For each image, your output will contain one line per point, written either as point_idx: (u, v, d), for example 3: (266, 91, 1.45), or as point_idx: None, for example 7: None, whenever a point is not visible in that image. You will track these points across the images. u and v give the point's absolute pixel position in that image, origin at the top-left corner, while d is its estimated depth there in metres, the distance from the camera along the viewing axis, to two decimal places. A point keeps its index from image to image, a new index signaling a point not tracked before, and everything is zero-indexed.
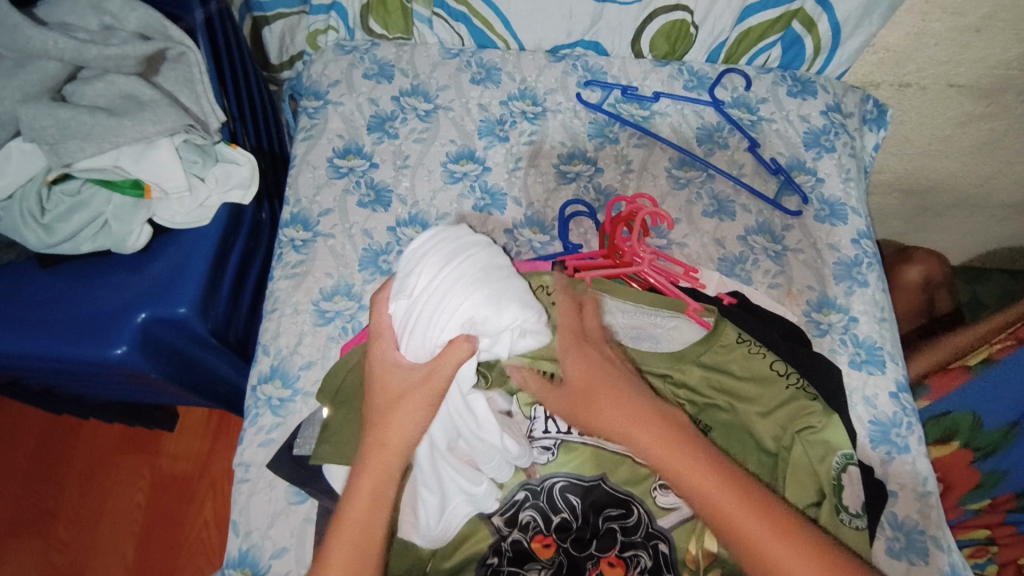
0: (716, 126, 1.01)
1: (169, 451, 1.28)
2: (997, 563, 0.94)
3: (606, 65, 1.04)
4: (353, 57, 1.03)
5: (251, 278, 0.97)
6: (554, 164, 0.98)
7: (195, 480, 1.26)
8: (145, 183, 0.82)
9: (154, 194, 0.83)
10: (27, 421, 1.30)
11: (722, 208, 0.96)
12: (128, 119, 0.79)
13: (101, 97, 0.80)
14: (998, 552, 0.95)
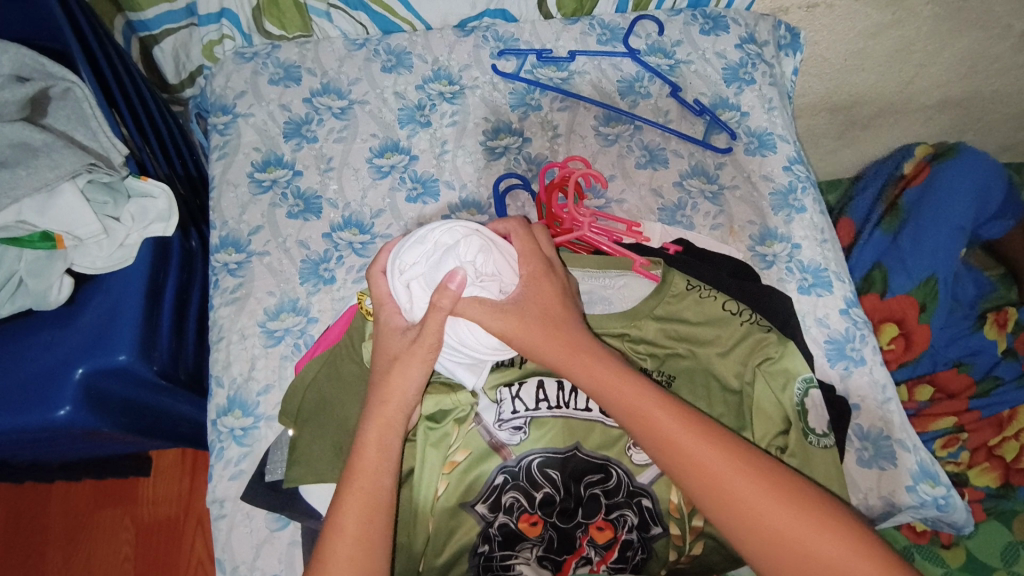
0: (635, 76, 1.00)
1: (147, 497, 1.24)
2: (968, 450, 1.03)
3: (517, 32, 1.02)
4: (256, 64, 0.98)
5: (192, 310, 0.94)
6: (481, 141, 0.96)
7: (181, 520, 1.23)
8: (56, 234, 0.78)
9: (68, 243, 0.78)
10: None
11: (654, 157, 0.95)
12: (23, 168, 0.74)
13: None
14: (968, 439, 1.03)
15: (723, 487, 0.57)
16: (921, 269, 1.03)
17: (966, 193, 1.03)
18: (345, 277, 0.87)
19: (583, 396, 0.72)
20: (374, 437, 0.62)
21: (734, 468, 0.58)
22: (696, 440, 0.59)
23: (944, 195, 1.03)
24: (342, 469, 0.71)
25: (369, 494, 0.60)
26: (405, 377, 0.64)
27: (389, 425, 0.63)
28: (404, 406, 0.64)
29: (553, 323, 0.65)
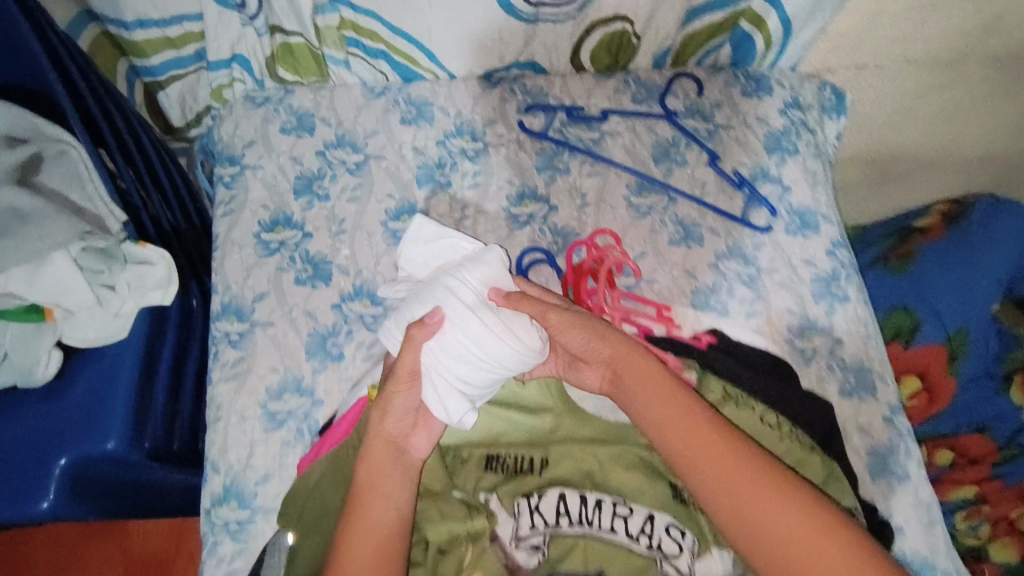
0: (671, 140, 0.93)
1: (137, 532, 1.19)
2: (988, 524, 0.94)
3: (546, 85, 0.95)
4: (267, 110, 0.92)
5: (189, 376, 0.88)
6: (504, 206, 0.89)
7: (172, 559, 1.18)
8: (46, 306, 0.72)
9: (59, 315, 0.73)
10: None
11: (688, 234, 0.89)
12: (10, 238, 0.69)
13: None
14: (988, 511, 0.95)
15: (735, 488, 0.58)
16: (953, 320, 0.97)
17: (1009, 247, 0.97)
18: (354, 354, 0.82)
19: (608, 515, 0.67)
20: (366, 479, 0.62)
21: (748, 468, 0.59)
22: (714, 439, 0.60)
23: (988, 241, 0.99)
24: None
25: (371, 543, 0.59)
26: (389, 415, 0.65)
27: (382, 468, 0.63)
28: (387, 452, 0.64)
29: (594, 322, 0.68)
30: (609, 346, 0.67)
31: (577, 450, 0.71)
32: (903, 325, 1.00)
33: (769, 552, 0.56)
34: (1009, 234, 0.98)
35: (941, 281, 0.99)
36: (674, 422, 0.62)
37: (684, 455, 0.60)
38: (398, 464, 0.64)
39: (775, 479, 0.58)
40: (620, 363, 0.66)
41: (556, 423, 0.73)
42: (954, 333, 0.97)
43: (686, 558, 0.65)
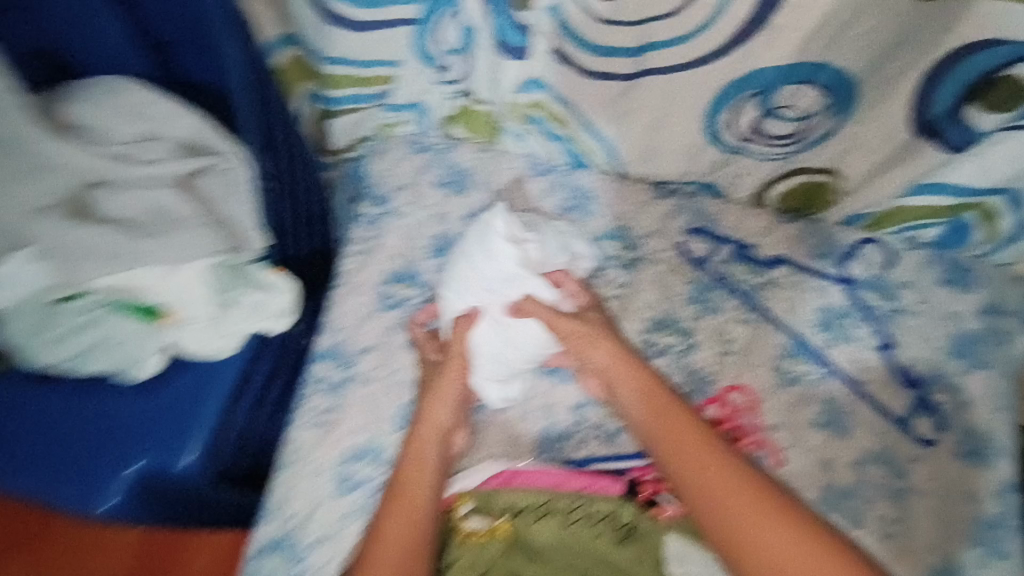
0: (841, 309, 0.84)
1: None
2: None
3: (720, 212, 0.88)
4: (426, 158, 0.87)
5: (273, 397, 0.85)
6: (641, 329, 0.83)
7: None
8: (164, 309, 0.69)
9: (173, 321, 0.70)
10: None
11: (835, 420, 0.79)
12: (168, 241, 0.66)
13: (129, 209, 0.66)
14: None
15: (686, 457, 0.65)
16: None
17: None
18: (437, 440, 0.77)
19: None
20: (411, 459, 0.69)
21: (709, 454, 0.64)
22: (685, 428, 0.67)
23: None
24: None
25: (410, 505, 0.65)
26: (440, 405, 0.73)
27: (425, 441, 0.71)
28: (438, 430, 0.71)
29: (608, 342, 0.75)
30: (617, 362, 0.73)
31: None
32: None
33: (728, 549, 0.59)
34: None
35: None
36: (663, 426, 0.68)
37: (666, 453, 0.66)
38: (441, 449, 0.71)
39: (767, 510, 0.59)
40: (618, 376, 0.73)
41: None
42: None
43: None
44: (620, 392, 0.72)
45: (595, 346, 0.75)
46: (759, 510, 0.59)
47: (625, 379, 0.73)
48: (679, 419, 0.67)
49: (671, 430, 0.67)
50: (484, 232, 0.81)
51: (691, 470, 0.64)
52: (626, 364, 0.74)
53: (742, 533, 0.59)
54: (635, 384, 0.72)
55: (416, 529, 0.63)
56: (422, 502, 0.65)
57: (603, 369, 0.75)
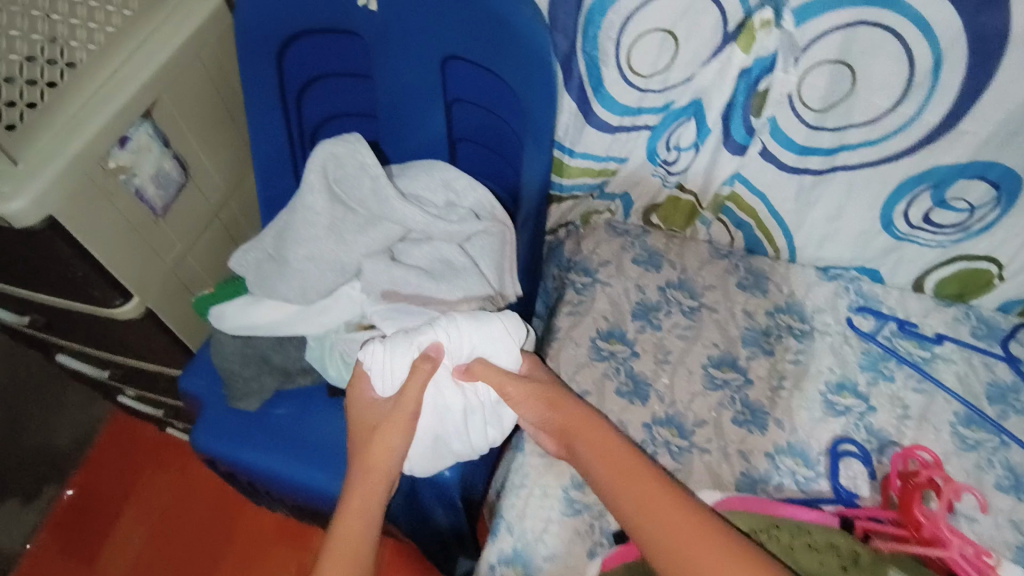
0: (1010, 384, 0.92)
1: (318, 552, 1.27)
2: None
3: (882, 294, 1.00)
4: (625, 240, 1.06)
5: None
6: (821, 390, 0.92)
7: None
8: None
9: None
10: (194, 496, 1.34)
11: (1020, 484, 0.84)
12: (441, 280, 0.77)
13: (424, 259, 0.79)
14: None
15: (648, 510, 0.65)
16: None
17: None
18: None
19: None
20: (353, 505, 0.68)
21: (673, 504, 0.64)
22: (646, 482, 0.67)
23: None
24: None
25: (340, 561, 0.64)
26: (387, 442, 0.70)
27: (371, 495, 0.69)
28: (386, 475, 0.70)
29: (564, 400, 0.76)
30: (585, 424, 0.74)
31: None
32: None
33: None
34: None
35: None
36: (622, 478, 0.68)
37: (635, 509, 0.65)
38: (386, 486, 0.70)
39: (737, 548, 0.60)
40: (580, 434, 0.73)
41: None
42: None
43: None
44: (591, 457, 0.71)
45: (551, 409, 0.75)
46: (731, 558, 0.59)
47: (584, 427, 0.73)
48: (640, 468, 0.69)
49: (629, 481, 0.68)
50: (488, 331, 0.73)
51: (655, 521, 0.64)
52: (585, 420, 0.74)
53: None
54: (592, 438, 0.72)
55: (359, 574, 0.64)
56: (361, 549, 0.66)
57: (558, 423, 0.75)
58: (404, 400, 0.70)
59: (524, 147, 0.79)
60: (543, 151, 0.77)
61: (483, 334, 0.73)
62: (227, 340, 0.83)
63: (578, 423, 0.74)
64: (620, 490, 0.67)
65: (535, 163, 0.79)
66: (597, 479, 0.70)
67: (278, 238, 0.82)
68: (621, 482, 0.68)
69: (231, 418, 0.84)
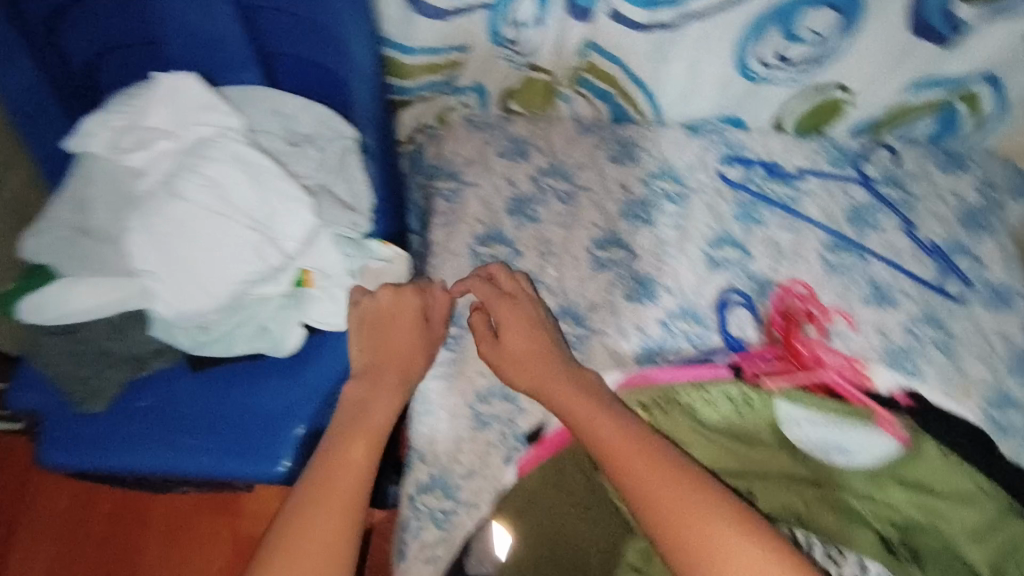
0: (866, 205, 0.97)
1: (248, 515, 1.21)
2: None
3: (746, 140, 1.01)
4: (487, 134, 0.99)
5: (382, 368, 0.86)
6: (703, 248, 0.93)
7: None
8: (306, 272, 0.77)
9: (315, 283, 0.77)
10: (96, 499, 1.22)
11: (882, 295, 0.91)
12: (270, 192, 0.73)
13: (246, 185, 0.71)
14: None
15: (611, 450, 0.65)
16: None
17: None
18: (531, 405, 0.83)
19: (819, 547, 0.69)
20: (362, 410, 0.71)
21: (630, 443, 0.65)
22: (605, 420, 0.68)
23: None
24: None
25: (362, 440, 0.68)
26: (396, 329, 0.77)
27: (408, 369, 0.76)
28: (403, 366, 0.76)
29: (523, 326, 0.78)
30: (519, 337, 0.77)
31: (793, 502, 0.72)
32: None
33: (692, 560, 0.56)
34: None
35: None
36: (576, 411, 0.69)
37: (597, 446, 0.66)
38: (398, 400, 0.73)
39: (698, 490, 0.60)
40: (507, 349, 0.77)
41: (769, 458, 0.75)
42: None
43: None
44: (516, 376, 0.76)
45: (519, 325, 0.78)
46: (696, 501, 0.59)
47: (531, 354, 0.76)
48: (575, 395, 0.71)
49: (608, 434, 0.66)
50: (200, 104, 0.74)
51: (622, 461, 0.63)
52: (520, 341, 0.77)
53: (686, 533, 0.57)
54: (535, 371, 0.74)
55: (358, 491, 0.64)
56: (367, 464, 0.66)
57: (506, 339, 0.77)
58: (177, 186, 0.70)
59: (348, 42, 0.74)
60: (370, 44, 0.74)
61: (193, 105, 0.74)
62: (46, 341, 0.72)
63: (512, 349, 0.77)
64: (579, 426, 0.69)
65: (363, 63, 0.75)
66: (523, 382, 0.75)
67: (75, 208, 0.72)
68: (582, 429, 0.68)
69: (84, 425, 0.75)
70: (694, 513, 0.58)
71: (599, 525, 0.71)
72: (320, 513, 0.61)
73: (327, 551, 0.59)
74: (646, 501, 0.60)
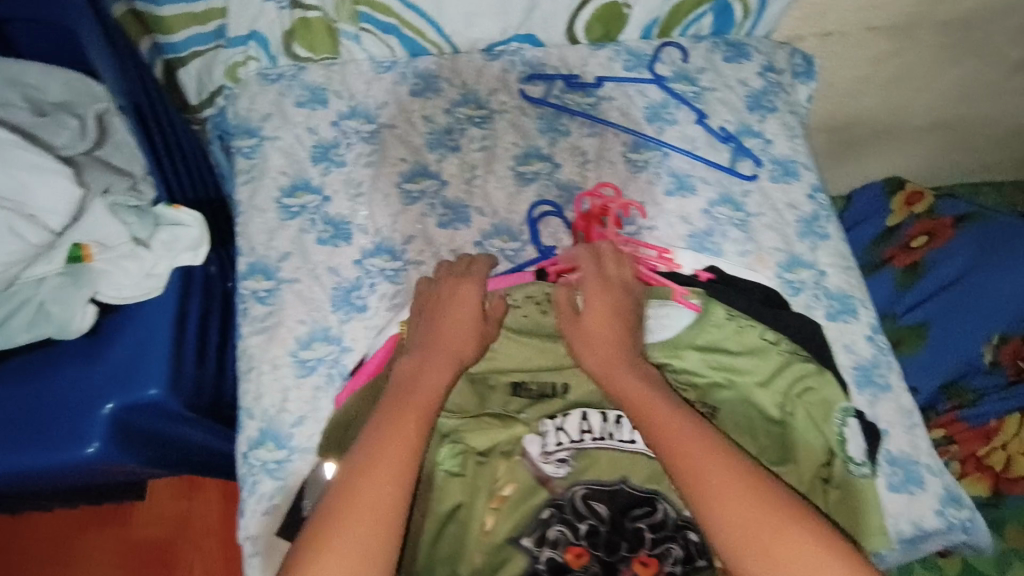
0: (661, 102, 1.01)
1: (142, 519, 1.21)
2: (959, 461, 1.12)
3: (544, 56, 1.02)
4: (281, 85, 0.96)
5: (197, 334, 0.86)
6: (510, 166, 0.96)
7: (175, 540, 1.20)
8: (84, 246, 0.76)
9: (95, 256, 0.76)
10: None
11: (682, 184, 0.96)
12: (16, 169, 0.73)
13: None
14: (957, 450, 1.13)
15: (673, 445, 0.63)
16: (950, 357, 1.20)
17: (1007, 284, 1.19)
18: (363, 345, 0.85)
19: (627, 427, 0.75)
20: (410, 413, 0.66)
21: (700, 432, 0.64)
22: (672, 408, 0.66)
23: (991, 286, 1.20)
24: None
25: (412, 413, 0.66)
26: (452, 323, 0.74)
27: (459, 353, 0.73)
28: (459, 347, 0.73)
29: (614, 306, 0.75)
30: (603, 304, 0.75)
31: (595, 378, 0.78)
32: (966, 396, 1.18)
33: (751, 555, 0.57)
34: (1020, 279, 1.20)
35: (953, 334, 1.21)
36: (640, 397, 0.68)
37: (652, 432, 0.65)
38: (448, 375, 0.70)
39: (764, 492, 0.60)
40: (591, 335, 0.74)
41: None
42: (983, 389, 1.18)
43: None
44: (590, 360, 0.73)
45: (601, 301, 0.75)
46: (766, 502, 0.59)
47: (607, 331, 0.74)
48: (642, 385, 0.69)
49: (672, 422, 0.65)
50: None
51: (684, 453, 0.63)
52: (614, 324, 0.74)
53: (752, 537, 0.58)
54: (603, 355, 0.72)
55: (385, 504, 0.60)
56: (403, 475, 0.62)
57: (589, 322, 0.74)
58: None
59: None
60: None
61: None
62: None
63: (595, 329, 0.74)
64: (639, 411, 0.67)
65: (89, 15, 0.74)
66: (590, 362, 0.72)
67: None
68: (644, 417, 0.66)
69: None
70: (772, 517, 0.58)
71: None
72: (342, 533, 0.58)
73: (375, 521, 0.59)
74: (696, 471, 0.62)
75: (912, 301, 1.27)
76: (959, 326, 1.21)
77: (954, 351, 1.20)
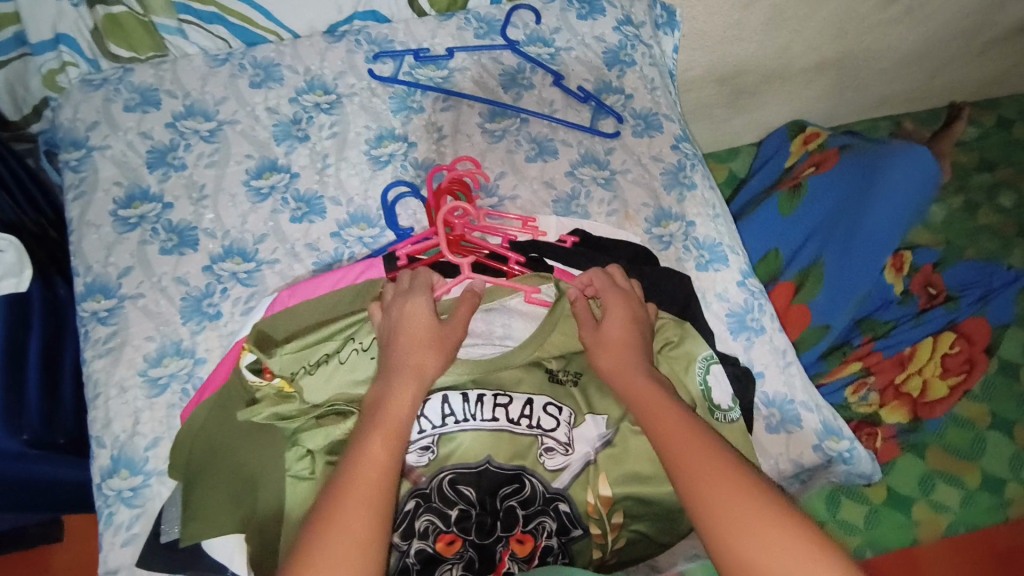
0: (516, 68, 0.98)
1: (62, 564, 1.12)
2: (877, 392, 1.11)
3: (390, 32, 0.98)
4: (106, 90, 0.90)
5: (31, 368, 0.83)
6: (364, 151, 0.92)
7: None
8: None
9: None
10: None
11: (543, 149, 0.93)
12: None
13: None
14: (874, 382, 1.11)
15: (674, 454, 0.59)
16: (844, 297, 1.10)
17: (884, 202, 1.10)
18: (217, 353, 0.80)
19: (489, 406, 0.70)
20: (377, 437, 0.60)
21: (699, 438, 0.60)
22: (671, 413, 0.63)
23: (866, 211, 1.10)
24: (240, 518, 0.69)
25: (383, 434, 0.60)
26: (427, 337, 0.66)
27: (422, 363, 0.65)
28: (418, 377, 0.64)
29: (634, 312, 0.72)
30: (627, 310, 0.72)
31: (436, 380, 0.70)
32: (877, 330, 1.14)
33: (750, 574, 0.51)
34: (897, 195, 1.10)
35: (841, 269, 1.10)
36: (644, 403, 0.64)
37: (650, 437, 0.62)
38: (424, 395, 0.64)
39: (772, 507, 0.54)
40: (612, 335, 0.70)
41: None
42: (889, 321, 1.14)
43: (564, 429, 0.70)
44: (602, 363, 0.69)
45: (621, 308, 0.72)
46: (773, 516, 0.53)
47: (619, 341, 0.70)
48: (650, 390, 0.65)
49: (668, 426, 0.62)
50: None
51: (678, 460, 0.59)
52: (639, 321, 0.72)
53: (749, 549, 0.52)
54: (616, 360, 0.69)
55: (368, 540, 0.54)
56: (381, 501, 0.56)
57: (612, 319, 0.71)
58: None
59: None
60: None
61: None
62: None
63: (617, 333, 0.71)
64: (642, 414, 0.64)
65: None
66: (602, 365, 0.69)
67: None
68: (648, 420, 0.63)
69: None
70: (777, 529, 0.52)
71: (264, 445, 0.69)
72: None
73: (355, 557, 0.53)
74: (696, 498, 0.56)
75: (792, 249, 1.14)
76: (848, 258, 1.10)
77: (848, 288, 1.10)
